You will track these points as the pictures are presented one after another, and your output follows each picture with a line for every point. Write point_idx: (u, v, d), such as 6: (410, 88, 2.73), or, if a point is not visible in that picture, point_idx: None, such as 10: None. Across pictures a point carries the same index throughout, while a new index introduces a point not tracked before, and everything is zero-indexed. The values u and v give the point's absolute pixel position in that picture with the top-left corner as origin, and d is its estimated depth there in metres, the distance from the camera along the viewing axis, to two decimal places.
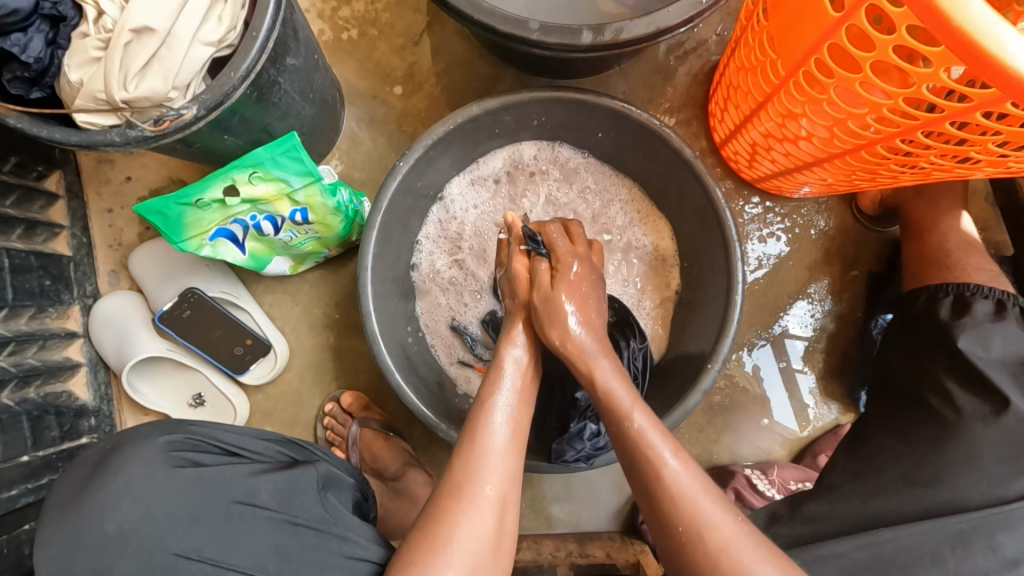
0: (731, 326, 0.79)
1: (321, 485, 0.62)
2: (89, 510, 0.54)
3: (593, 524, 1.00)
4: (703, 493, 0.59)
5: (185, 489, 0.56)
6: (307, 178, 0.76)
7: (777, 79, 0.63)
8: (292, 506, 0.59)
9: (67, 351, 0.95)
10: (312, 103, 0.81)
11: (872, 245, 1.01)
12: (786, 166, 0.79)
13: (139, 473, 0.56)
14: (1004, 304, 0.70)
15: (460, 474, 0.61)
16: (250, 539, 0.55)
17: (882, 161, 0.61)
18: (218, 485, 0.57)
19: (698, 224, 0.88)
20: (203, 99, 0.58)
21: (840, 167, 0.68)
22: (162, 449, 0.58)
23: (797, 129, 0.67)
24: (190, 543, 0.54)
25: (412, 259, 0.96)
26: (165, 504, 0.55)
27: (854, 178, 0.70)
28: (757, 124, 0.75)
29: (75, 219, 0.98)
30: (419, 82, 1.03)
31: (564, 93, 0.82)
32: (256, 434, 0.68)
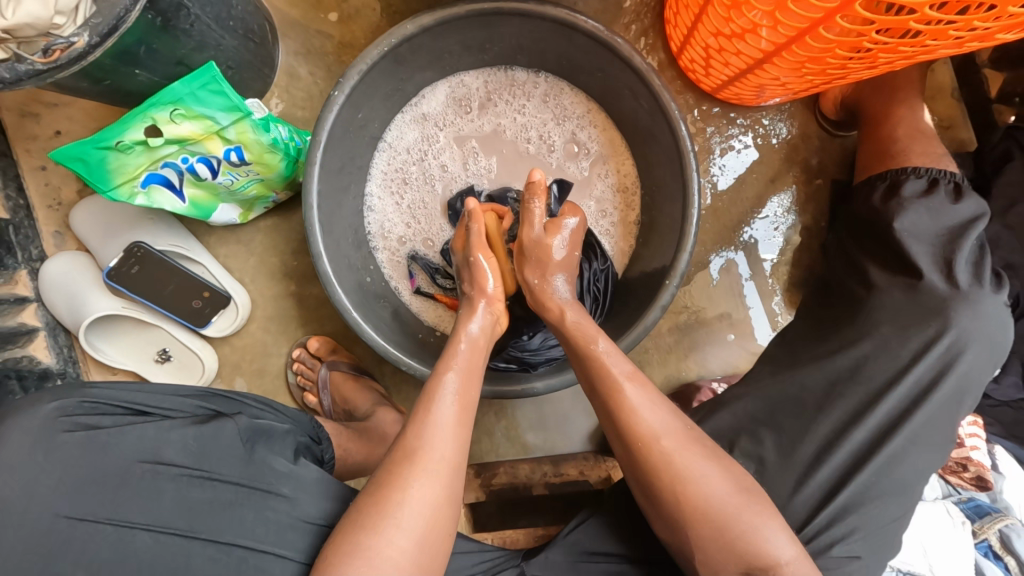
0: (688, 240, 0.79)
1: (241, 439, 0.60)
2: None
3: (568, 447, 1.03)
4: (656, 407, 0.62)
5: (80, 455, 0.53)
6: (235, 114, 0.71)
7: None
8: (206, 463, 0.57)
9: (21, 317, 0.93)
10: (233, 31, 0.76)
11: (836, 150, 0.98)
12: (740, 69, 0.75)
13: (19, 445, 0.52)
14: (937, 182, 0.69)
15: (413, 435, 0.60)
16: (158, 495, 0.54)
17: (827, 48, 0.58)
18: (116, 448, 0.55)
19: (654, 138, 0.85)
20: (94, 24, 0.54)
21: (790, 60, 0.64)
22: (52, 416, 0.54)
23: (743, 21, 0.63)
24: (85, 504, 0.52)
25: (365, 199, 0.93)
26: (49, 473, 0.51)
27: (806, 72, 0.67)
28: (708, 24, 0.71)
29: (7, 180, 0.94)
30: (356, 6, 0.96)
31: (505, 3, 0.76)
32: (176, 388, 0.64)
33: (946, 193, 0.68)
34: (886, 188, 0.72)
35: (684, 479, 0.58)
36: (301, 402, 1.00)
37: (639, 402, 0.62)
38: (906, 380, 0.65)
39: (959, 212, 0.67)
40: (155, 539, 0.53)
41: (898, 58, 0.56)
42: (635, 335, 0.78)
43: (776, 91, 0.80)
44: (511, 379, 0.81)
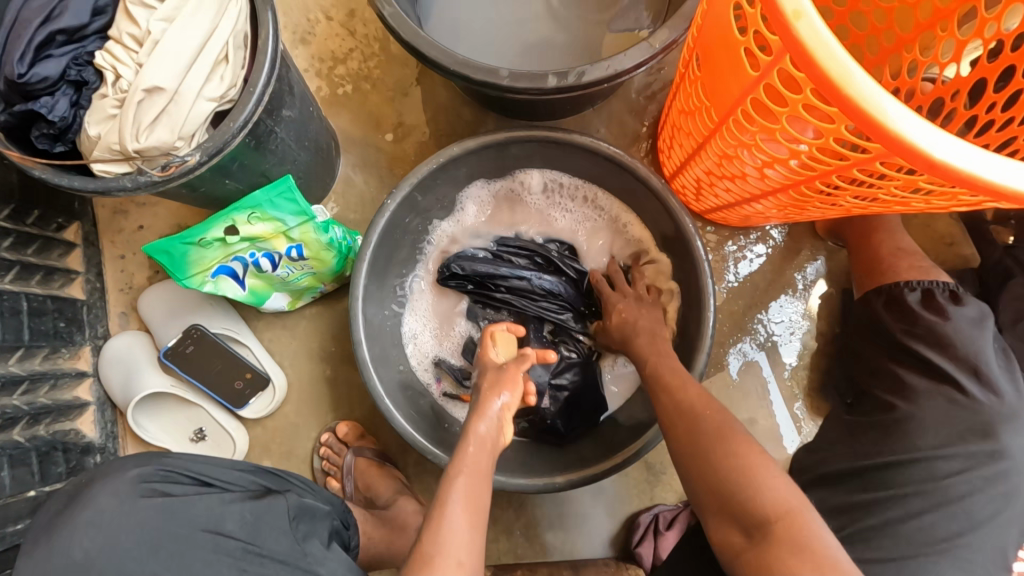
0: (705, 340, 0.84)
1: (289, 515, 0.64)
2: (58, 537, 0.58)
3: (589, 551, 1.00)
4: (769, 468, 0.60)
5: (153, 518, 0.59)
6: (302, 217, 0.82)
7: (715, 123, 0.70)
8: (257, 537, 0.61)
9: (77, 391, 1.00)
10: (308, 149, 0.89)
11: (846, 262, 1.04)
12: (729, 197, 0.85)
13: (101, 509, 0.59)
14: (931, 293, 0.74)
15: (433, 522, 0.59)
16: (213, 562, 0.58)
17: (808, 197, 0.67)
18: (183, 516, 0.60)
19: (671, 248, 0.93)
20: (205, 146, 0.65)
21: (778, 200, 0.74)
22: (132, 480, 0.61)
23: (737, 168, 0.73)
24: (154, 569, 0.57)
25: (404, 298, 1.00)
26: (124, 539, 0.57)
27: (791, 208, 0.77)
28: (701, 160, 0.82)
29: (91, 265, 1.05)
30: (409, 129, 1.12)
31: (540, 133, 0.88)
32: (231, 464, 0.71)
33: (945, 298, 0.73)
34: (884, 300, 0.78)
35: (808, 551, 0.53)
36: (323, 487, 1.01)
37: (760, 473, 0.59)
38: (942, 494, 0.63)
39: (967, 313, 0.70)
40: None
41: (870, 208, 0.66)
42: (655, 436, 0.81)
43: (760, 218, 0.89)
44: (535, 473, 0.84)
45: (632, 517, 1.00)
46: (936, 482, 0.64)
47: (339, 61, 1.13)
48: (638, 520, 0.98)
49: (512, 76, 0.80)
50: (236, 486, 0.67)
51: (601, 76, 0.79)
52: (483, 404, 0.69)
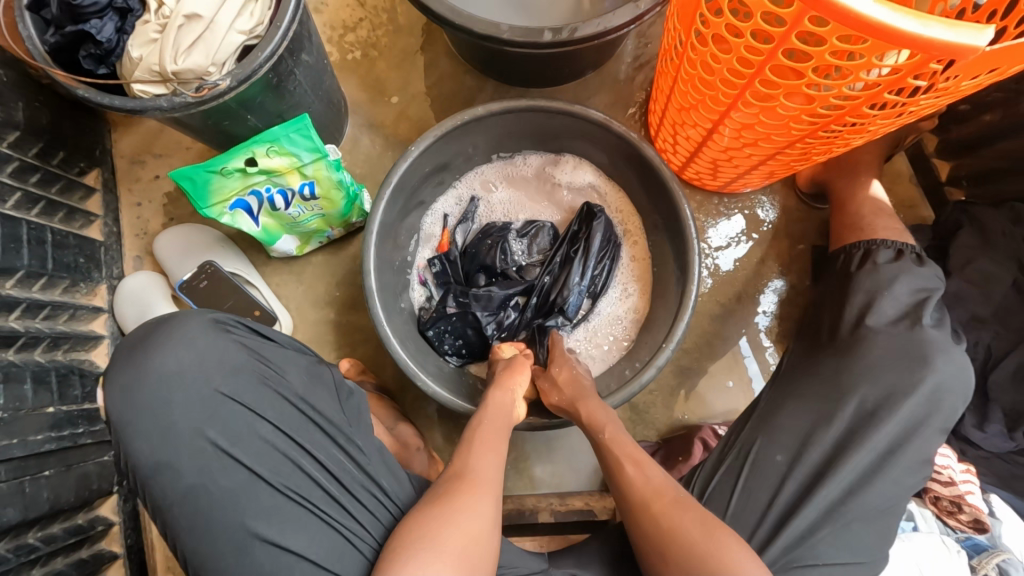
0: (692, 288, 0.91)
1: (337, 387, 0.77)
2: (152, 355, 0.68)
3: (575, 484, 1.06)
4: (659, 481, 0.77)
5: (231, 353, 0.71)
6: (316, 155, 0.89)
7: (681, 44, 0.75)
8: (312, 392, 0.74)
9: (92, 324, 1.05)
10: (321, 98, 0.97)
11: (815, 221, 1.13)
12: (697, 143, 0.93)
13: (195, 334, 0.70)
14: (902, 253, 0.83)
15: (463, 467, 0.74)
16: (279, 402, 0.71)
17: (753, 113, 0.73)
18: (254, 357, 0.72)
19: (657, 209, 1.01)
20: (235, 73, 0.72)
21: (731, 127, 0.79)
22: (214, 322, 0.72)
23: (695, 92, 0.79)
24: (233, 388, 0.69)
25: (434, 211, 1.11)
26: (211, 358, 0.69)
27: (744, 141, 0.82)
28: (676, 101, 0.89)
29: (108, 210, 1.11)
30: (413, 93, 1.20)
31: (553, 103, 0.95)
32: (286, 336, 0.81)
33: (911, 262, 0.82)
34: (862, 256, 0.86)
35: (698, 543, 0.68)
36: None
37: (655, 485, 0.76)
38: None
39: (921, 276, 0.81)
40: (274, 434, 0.70)
41: (806, 129, 0.71)
42: (632, 389, 0.88)
43: (727, 171, 0.97)
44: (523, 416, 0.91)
45: None
46: None
47: (349, 29, 1.21)
48: None
49: (511, 31, 0.88)
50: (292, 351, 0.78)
51: (592, 32, 0.88)
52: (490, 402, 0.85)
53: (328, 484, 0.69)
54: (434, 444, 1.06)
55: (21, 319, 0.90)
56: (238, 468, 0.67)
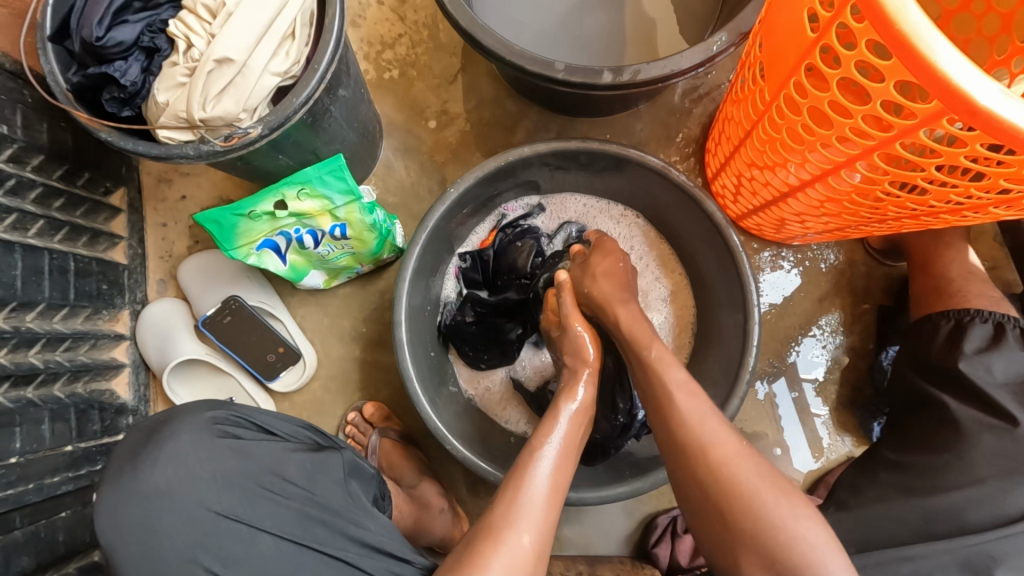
0: (750, 359, 0.83)
1: (346, 472, 0.70)
2: (141, 470, 0.62)
3: (604, 548, 1.01)
4: (745, 459, 0.61)
5: (226, 457, 0.64)
6: (349, 197, 0.83)
7: (764, 105, 0.67)
8: (318, 487, 0.67)
9: (114, 352, 1.02)
10: (356, 131, 0.90)
11: (884, 279, 1.03)
12: (765, 200, 0.84)
13: (187, 442, 0.64)
14: (1002, 327, 0.71)
15: (499, 515, 0.63)
16: (279, 508, 0.64)
17: (847, 190, 0.63)
18: (252, 458, 0.65)
19: (714, 268, 0.92)
20: (267, 120, 0.66)
21: (813, 197, 0.71)
22: (207, 421, 0.66)
23: (776, 155, 0.70)
24: (228, 505, 0.62)
25: (499, 211, 1.03)
26: (204, 468, 0.63)
27: (825, 212, 0.73)
28: (746, 154, 0.80)
29: (133, 232, 1.07)
30: (452, 117, 1.12)
31: (609, 145, 0.88)
32: (288, 418, 0.75)
33: (1013, 340, 0.69)
34: (952, 330, 0.74)
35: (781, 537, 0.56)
36: None
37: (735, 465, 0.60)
38: (992, 522, 0.61)
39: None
40: (279, 544, 0.63)
41: (908, 211, 0.62)
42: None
43: (793, 229, 0.88)
44: None
45: (650, 519, 1.01)
46: (981, 503, 0.62)
47: (387, 45, 1.13)
48: (656, 521, 0.99)
49: (567, 70, 0.80)
50: (293, 439, 0.72)
51: (657, 75, 0.79)
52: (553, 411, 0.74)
53: None
54: (458, 496, 1.01)
55: (41, 353, 0.87)
56: None
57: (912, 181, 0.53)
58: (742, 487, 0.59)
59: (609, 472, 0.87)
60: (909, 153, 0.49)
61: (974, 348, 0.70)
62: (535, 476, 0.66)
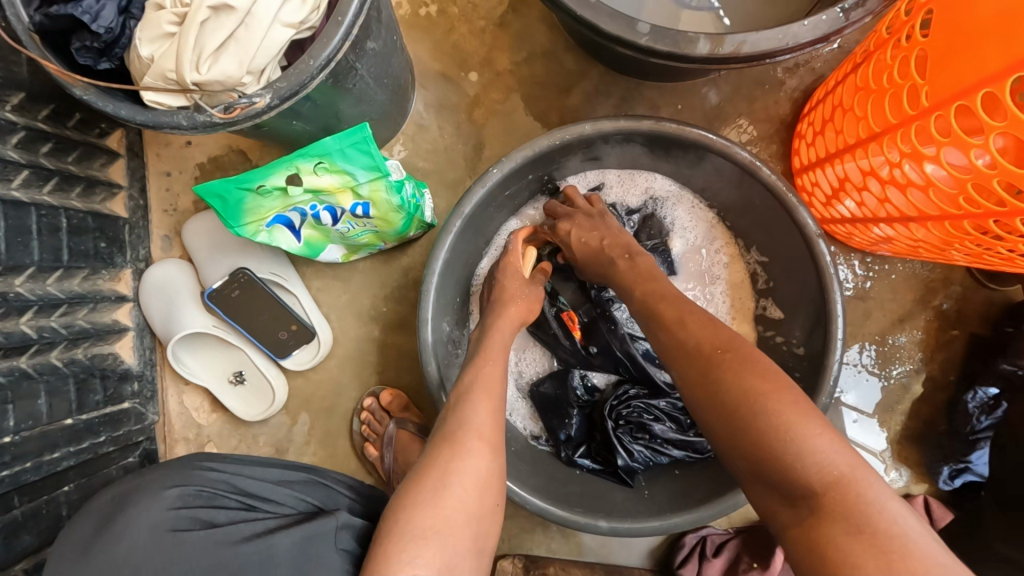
0: (822, 399, 0.72)
1: (337, 539, 0.58)
2: (100, 571, 0.54)
3: (624, 558, 0.96)
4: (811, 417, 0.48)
5: (192, 548, 0.55)
6: (374, 173, 0.70)
7: (915, 111, 0.52)
8: (305, 565, 0.55)
9: (116, 314, 0.94)
10: (386, 88, 0.76)
11: (982, 303, 0.89)
12: (872, 213, 0.69)
13: (146, 535, 0.56)
14: None
15: (449, 425, 0.60)
16: None
17: (1009, 237, 0.51)
18: (224, 543, 0.56)
19: (792, 281, 0.80)
20: (277, 87, 0.52)
21: (949, 230, 0.57)
22: (169, 506, 0.57)
23: (913, 174, 0.56)
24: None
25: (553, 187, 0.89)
26: (169, 565, 0.54)
27: (957, 246, 0.60)
28: (860, 158, 0.65)
29: (134, 180, 0.96)
30: (498, 69, 0.96)
31: (688, 129, 0.73)
32: (279, 475, 0.66)
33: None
34: None
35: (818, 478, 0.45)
36: (360, 452, 0.97)
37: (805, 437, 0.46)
38: None
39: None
40: None
41: None
42: (724, 507, 0.71)
43: (896, 248, 0.74)
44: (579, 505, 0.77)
45: (677, 535, 0.95)
46: None
47: None
48: (683, 540, 0.93)
49: (652, 35, 0.63)
50: (281, 507, 0.62)
51: (767, 49, 0.62)
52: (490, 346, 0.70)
53: None
54: None
55: (34, 320, 0.80)
56: None
57: None
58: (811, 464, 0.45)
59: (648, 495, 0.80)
60: None
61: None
62: (470, 398, 0.62)
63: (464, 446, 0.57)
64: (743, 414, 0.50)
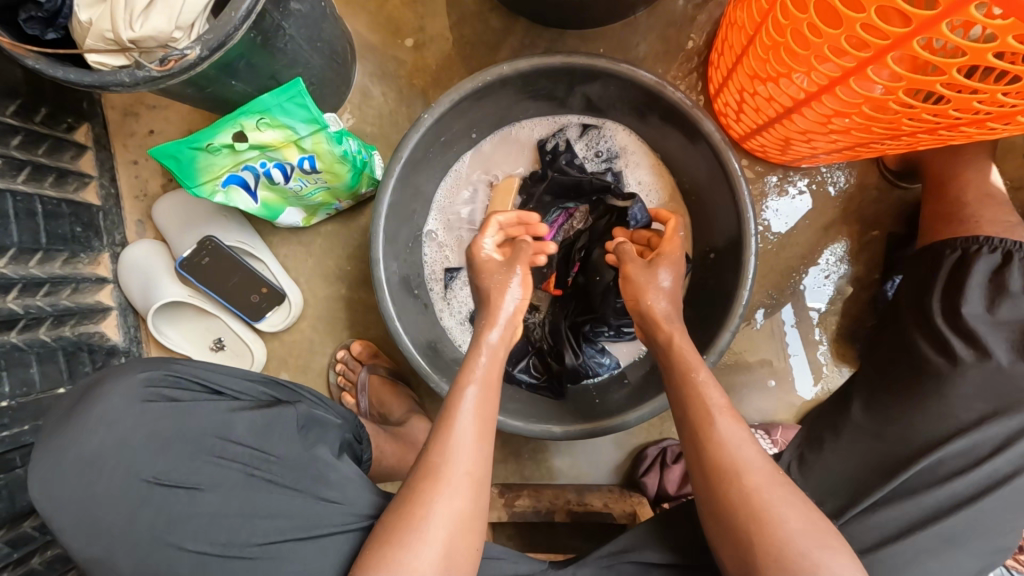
0: (744, 293, 0.78)
1: (297, 425, 0.69)
2: (72, 435, 0.62)
3: (594, 477, 1.03)
4: (747, 444, 0.62)
5: (160, 420, 0.64)
6: (314, 126, 0.77)
7: (767, 3, 0.58)
8: (265, 441, 0.66)
9: (99, 296, 1.01)
10: (320, 52, 0.83)
11: (897, 204, 0.96)
12: (768, 117, 0.76)
13: (114, 405, 0.63)
14: (1011, 256, 0.68)
15: (433, 452, 0.62)
16: (222, 469, 0.64)
17: (855, 104, 0.56)
18: (189, 420, 0.65)
19: (710, 196, 0.87)
20: (206, 39, 0.60)
21: (817, 113, 0.63)
22: (140, 384, 0.65)
23: (779, 63, 0.62)
24: (163, 468, 0.62)
25: (501, 133, 0.96)
26: (136, 432, 0.63)
27: (831, 129, 0.66)
28: (746, 64, 0.72)
29: (104, 170, 1.03)
30: (432, 34, 1.02)
31: (596, 61, 0.80)
32: (244, 372, 0.73)
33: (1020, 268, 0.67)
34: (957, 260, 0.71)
35: (750, 491, 0.59)
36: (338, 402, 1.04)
37: (733, 445, 0.62)
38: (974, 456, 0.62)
39: None
40: (222, 500, 0.63)
41: (921, 126, 0.55)
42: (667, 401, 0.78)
43: (799, 150, 0.80)
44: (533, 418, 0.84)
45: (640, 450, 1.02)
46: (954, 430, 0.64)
47: None
48: (645, 453, 0.99)
49: None
50: (245, 395, 0.70)
51: None
52: (470, 358, 0.70)
53: (293, 541, 0.62)
54: None
55: (20, 298, 0.87)
56: (185, 553, 0.61)
57: (929, 88, 0.46)
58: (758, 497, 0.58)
59: (599, 404, 0.87)
60: (927, 54, 0.42)
61: (979, 297, 0.68)
62: (453, 421, 0.64)
63: (446, 476, 0.60)
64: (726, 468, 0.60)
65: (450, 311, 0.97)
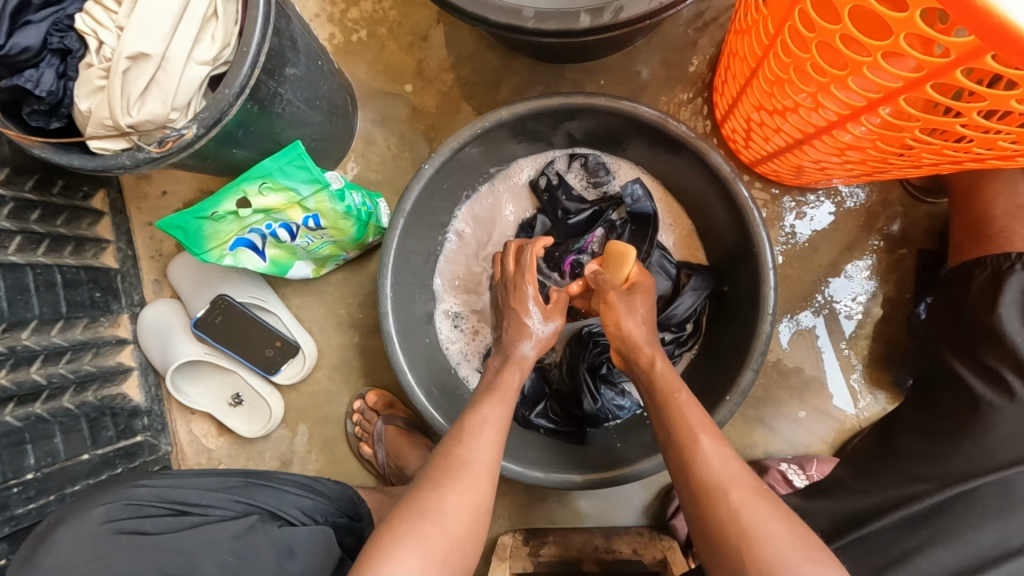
0: (766, 328, 0.75)
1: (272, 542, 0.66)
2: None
3: (622, 519, 0.99)
4: (732, 465, 0.58)
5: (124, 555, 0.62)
6: (316, 185, 0.77)
7: (767, 40, 0.56)
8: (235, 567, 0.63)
9: (120, 357, 1.02)
10: (319, 109, 0.83)
11: (924, 219, 0.92)
12: (780, 147, 0.73)
13: (71, 540, 0.62)
14: None
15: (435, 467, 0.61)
16: None
17: (869, 139, 0.54)
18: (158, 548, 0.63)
19: (722, 226, 0.83)
20: (201, 118, 0.60)
21: (830, 146, 0.61)
22: (100, 520, 0.64)
23: (785, 97, 0.59)
24: None
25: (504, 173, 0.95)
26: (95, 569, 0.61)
27: (845, 159, 0.63)
28: (750, 96, 0.69)
29: (120, 234, 1.05)
30: (431, 78, 1.03)
31: (595, 99, 0.78)
32: (215, 484, 0.72)
33: None
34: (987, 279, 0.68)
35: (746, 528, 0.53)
36: (357, 452, 1.03)
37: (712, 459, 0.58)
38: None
39: None
40: None
41: (943, 158, 0.52)
42: None
43: (813, 175, 0.77)
44: (553, 466, 0.81)
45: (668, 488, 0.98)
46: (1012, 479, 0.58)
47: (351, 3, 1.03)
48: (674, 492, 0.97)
49: (537, 17, 0.69)
50: (219, 511, 0.69)
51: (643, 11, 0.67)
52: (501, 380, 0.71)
53: None
54: None
55: (43, 368, 0.88)
56: None
57: (949, 128, 0.43)
58: (752, 532, 0.53)
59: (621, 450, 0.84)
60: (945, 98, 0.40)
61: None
62: (470, 434, 0.63)
63: (464, 476, 0.60)
64: (706, 482, 0.57)
65: (465, 356, 0.96)
